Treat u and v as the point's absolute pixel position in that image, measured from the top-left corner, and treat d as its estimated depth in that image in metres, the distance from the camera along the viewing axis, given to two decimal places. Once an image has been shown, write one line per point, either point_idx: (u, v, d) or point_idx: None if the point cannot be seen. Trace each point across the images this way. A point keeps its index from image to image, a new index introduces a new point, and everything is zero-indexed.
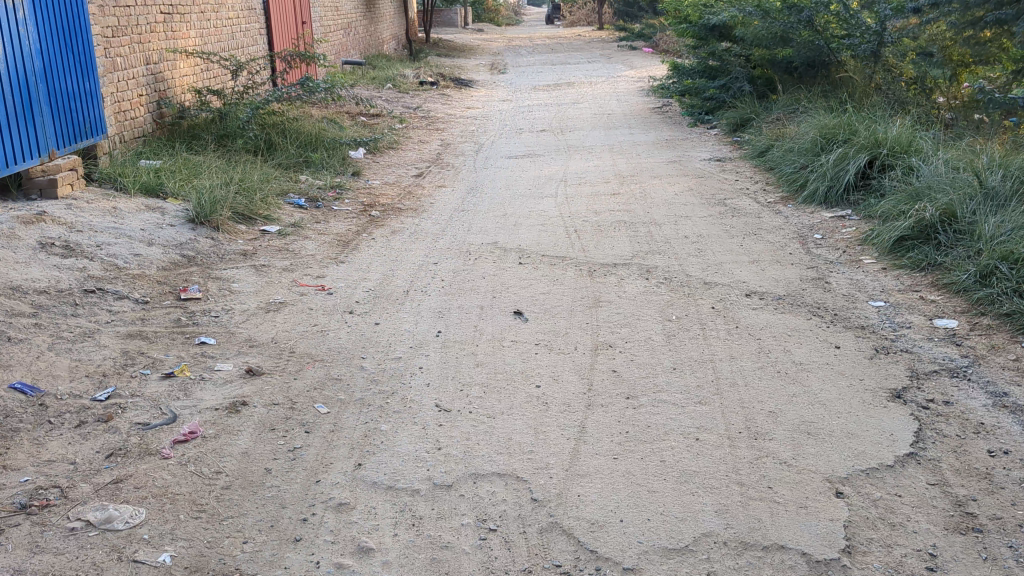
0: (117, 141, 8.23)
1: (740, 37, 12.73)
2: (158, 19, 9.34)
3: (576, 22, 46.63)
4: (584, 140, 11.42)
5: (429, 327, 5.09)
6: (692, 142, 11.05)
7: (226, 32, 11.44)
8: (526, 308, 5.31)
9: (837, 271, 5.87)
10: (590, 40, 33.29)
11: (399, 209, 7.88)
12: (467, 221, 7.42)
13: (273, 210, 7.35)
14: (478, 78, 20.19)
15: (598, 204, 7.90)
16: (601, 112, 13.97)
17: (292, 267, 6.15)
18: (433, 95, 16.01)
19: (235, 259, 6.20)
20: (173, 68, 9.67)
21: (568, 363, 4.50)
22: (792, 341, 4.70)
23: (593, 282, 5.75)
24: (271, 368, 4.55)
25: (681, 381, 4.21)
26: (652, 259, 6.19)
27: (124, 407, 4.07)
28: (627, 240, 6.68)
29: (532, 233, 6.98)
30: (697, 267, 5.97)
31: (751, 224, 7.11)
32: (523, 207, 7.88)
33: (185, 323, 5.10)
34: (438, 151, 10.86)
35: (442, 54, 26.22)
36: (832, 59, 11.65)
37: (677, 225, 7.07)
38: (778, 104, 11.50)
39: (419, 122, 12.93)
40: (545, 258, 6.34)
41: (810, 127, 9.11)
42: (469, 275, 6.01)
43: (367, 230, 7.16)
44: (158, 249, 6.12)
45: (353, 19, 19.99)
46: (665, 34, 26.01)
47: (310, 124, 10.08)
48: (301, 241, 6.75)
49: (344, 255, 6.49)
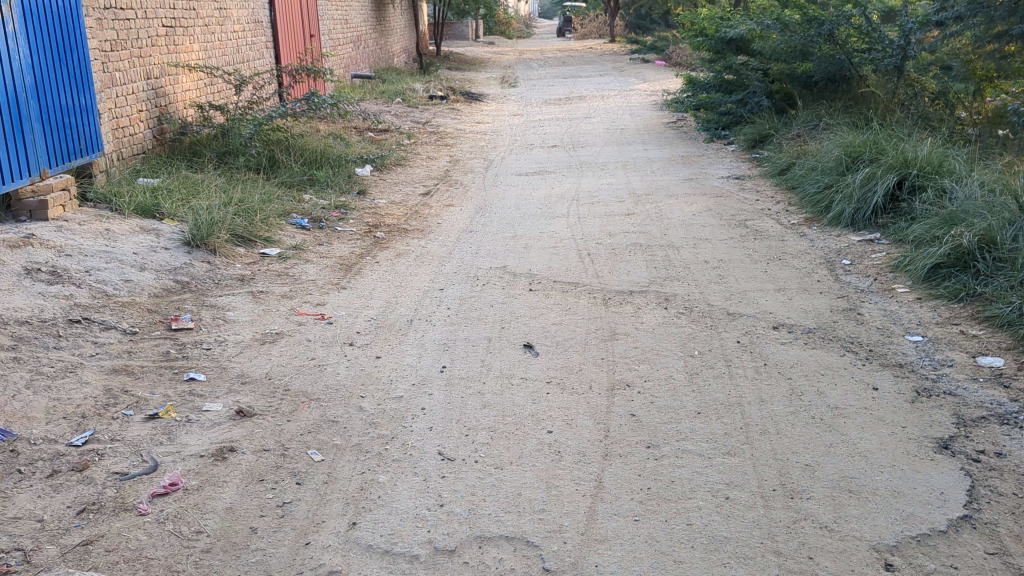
0: (115, 159, 7.95)
1: (757, 51, 12.41)
2: (159, 33, 9.08)
3: (587, 35, 46.41)
4: (598, 156, 11.10)
5: (434, 361, 4.77)
6: (708, 158, 10.72)
7: (231, 45, 11.19)
8: (536, 341, 4.98)
9: (868, 302, 5.53)
10: (601, 53, 33.00)
11: (405, 230, 7.57)
12: (475, 243, 7.11)
13: (274, 231, 7.05)
14: (489, 91, 19.92)
15: (612, 225, 7.57)
16: (614, 127, 13.66)
17: (292, 294, 5.84)
18: (442, 109, 15.74)
19: (231, 285, 5.89)
20: (175, 83, 9.41)
21: (582, 404, 4.16)
22: (824, 383, 4.36)
23: (609, 311, 5.42)
24: (263, 408, 4.22)
25: (706, 429, 3.88)
26: (671, 286, 5.86)
27: (102, 454, 3.75)
28: (643, 265, 6.35)
29: (543, 257, 6.65)
30: (719, 296, 5.63)
31: (774, 248, 6.77)
32: (533, 228, 7.56)
33: (175, 356, 4.78)
34: (447, 168, 10.56)
35: (453, 67, 26.01)
36: (853, 74, 11.32)
37: (696, 249, 6.74)
38: (797, 119, 11.17)
39: (428, 137, 12.65)
40: (556, 284, 6.01)
41: (833, 144, 8.77)
42: (477, 303, 5.69)
43: (372, 253, 6.86)
44: (150, 274, 5.82)
45: (363, 32, 19.77)
46: (677, 47, 25.73)
47: (316, 140, 9.80)
48: (302, 265, 6.44)
49: (346, 280, 6.17)
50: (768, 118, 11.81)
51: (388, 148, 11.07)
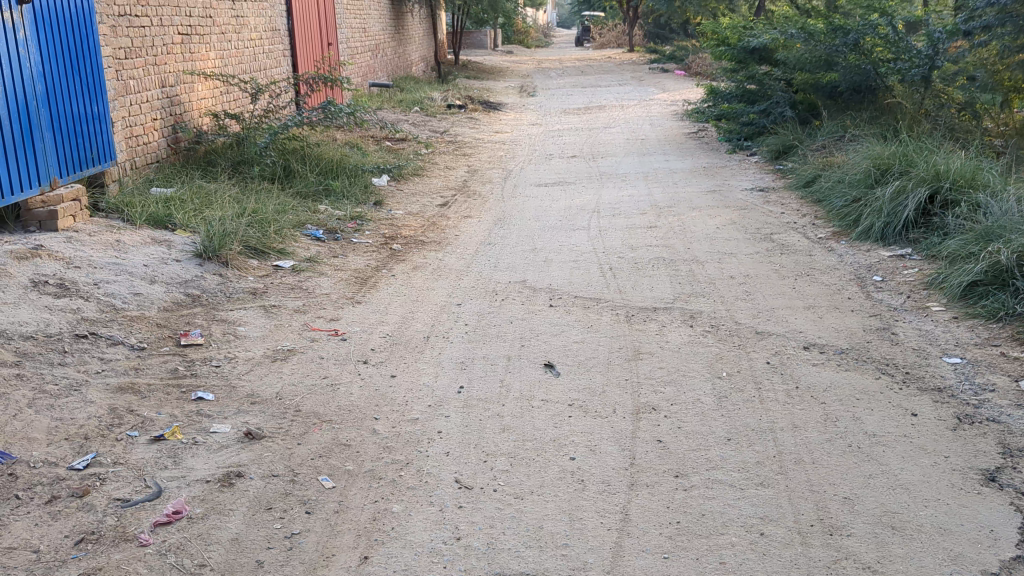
0: (129, 168, 7.83)
1: (781, 61, 12.20)
2: (175, 40, 8.97)
3: (605, 44, 46.20)
4: (618, 167, 10.91)
5: (450, 381, 4.59)
6: (731, 170, 10.52)
7: (248, 53, 11.08)
8: (557, 360, 4.80)
9: (903, 321, 5.32)
10: (619, 62, 32.85)
11: (421, 243, 7.41)
12: (493, 256, 6.94)
13: (288, 243, 6.90)
14: (508, 101, 19.78)
15: (634, 238, 7.38)
16: (634, 137, 13.47)
17: (305, 308, 5.68)
18: (460, 118, 15.60)
19: (244, 299, 5.74)
20: (191, 91, 9.30)
21: (605, 429, 3.97)
22: (860, 408, 4.16)
23: (632, 329, 5.23)
24: (273, 430, 4.05)
25: (738, 457, 3.68)
26: (696, 303, 5.66)
27: (104, 479, 3.58)
28: (667, 281, 6.16)
29: (564, 271, 6.47)
30: (746, 313, 5.43)
31: (802, 263, 6.56)
32: (553, 241, 7.38)
33: (183, 373, 4.63)
34: (465, 178, 10.41)
35: (470, 76, 25.92)
36: (879, 85, 11.10)
37: (721, 263, 6.54)
38: (822, 130, 10.95)
39: (446, 147, 12.50)
40: (577, 299, 5.83)
41: (861, 156, 8.55)
42: (495, 319, 5.51)
43: (388, 266, 6.70)
44: (160, 287, 5.67)
45: (381, 41, 19.69)
46: (698, 57, 25.54)
47: (333, 149, 9.66)
48: (316, 278, 6.29)
49: (361, 294, 6.01)
50: (792, 129, 11.60)
51: (405, 158, 10.94)
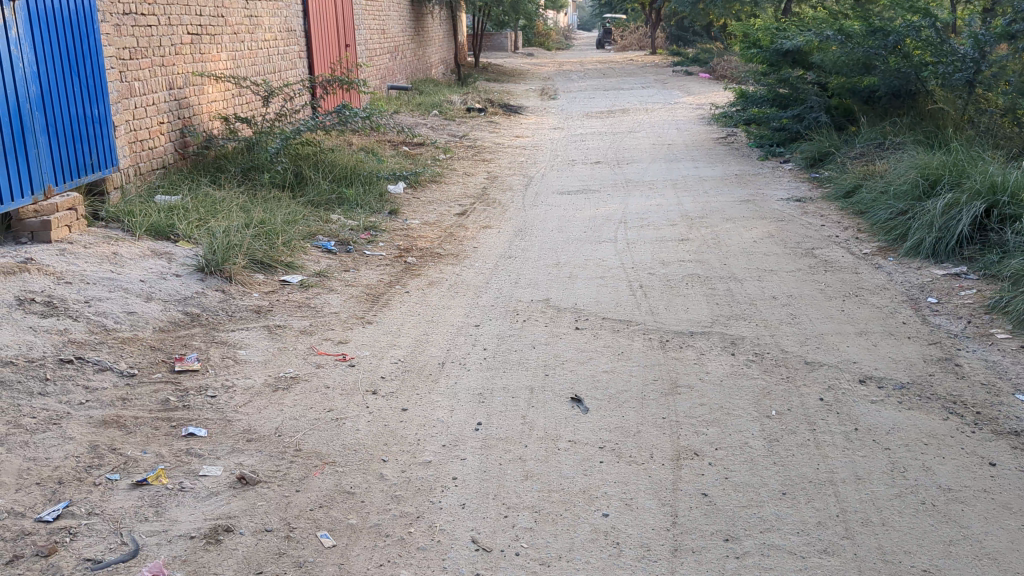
0: (132, 174, 7.44)
1: (816, 64, 11.69)
2: (184, 40, 8.59)
3: (626, 47, 45.65)
4: (644, 174, 10.44)
5: (468, 416, 4.14)
6: (764, 178, 10.02)
7: (262, 55, 10.69)
8: (586, 393, 4.35)
9: (966, 350, 4.85)
10: (641, 66, 32.35)
11: (438, 256, 6.98)
12: (514, 272, 6.49)
13: (297, 256, 6.48)
14: (529, 104, 19.31)
15: (665, 252, 6.92)
16: (660, 143, 12.99)
17: (312, 329, 5.25)
18: (480, 122, 15.17)
19: (246, 317, 5.33)
20: (200, 94, 8.91)
21: (642, 479, 3.53)
22: (928, 457, 3.69)
23: (667, 357, 4.78)
24: (269, 474, 3.63)
25: (795, 517, 3.23)
26: (735, 327, 5.20)
27: (75, 534, 3.16)
28: (702, 301, 5.70)
29: (590, 289, 6.02)
30: (792, 340, 4.97)
31: (848, 282, 6.08)
32: (578, 254, 6.93)
33: (174, 405, 4.21)
34: (485, 185, 9.97)
35: (491, 79, 25.51)
36: (919, 88, 10.57)
37: (761, 282, 6.07)
38: (860, 137, 10.45)
39: (465, 151, 12.09)
40: (605, 321, 5.37)
41: (907, 166, 8.06)
42: (517, 343, 5.06)
43: (402, 281, 6.27)
44: (157, 304, 5.25)
45: (400, 42, 19.30)
46: (722, 60, 24.98)
47: (347, 155, 9.26)
48: (325, 295, 5.86)
49: (372, 313, 5.58)
50: (827, 135, 11.09)
51: (423, 164, 10.52)
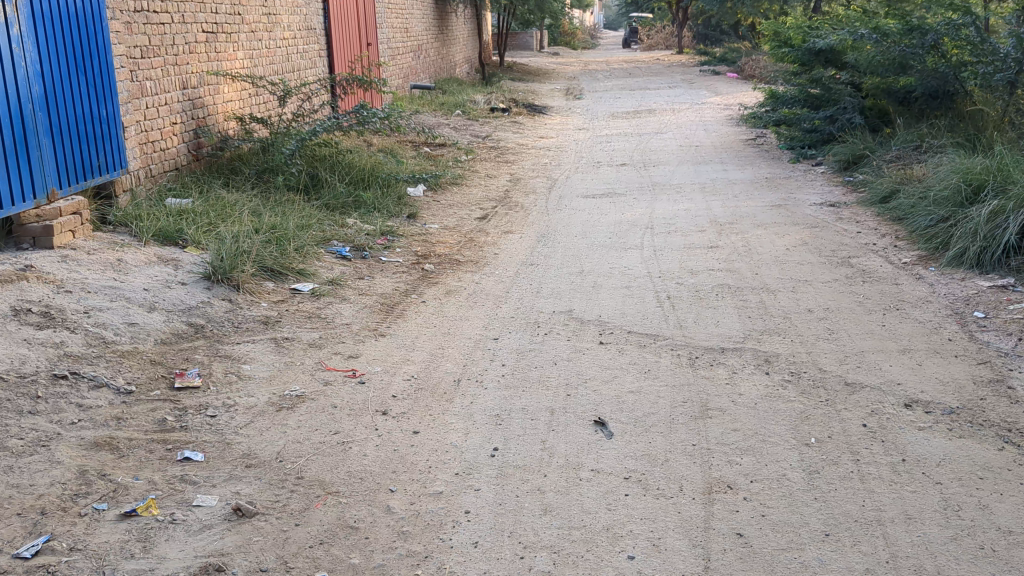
0: (143, 176, 7.23)
1: (850, 63, 11.31)
2: (199, 39, 8.37)
3: (653, 46, 45.24)
4: (671, 177, 10.12)
5: (483, 441, 3.87)
6: (796, 181, 9.68)
7: (280, 54, 10.47)
8: (610, 415, 4.06)
9: (1019, 370, 4.51)
10: (668, 65, 31.92)
11: (456, 262, 6.71)
12: (536, 280, 6.21)
13: (309, 263, 6.23)
14: (553, 104, 19.02)
15: (694, 261, 6.61)
16: (688, 144, 12.66)
17: (322, 341, 4.99)
18: (504, 122, 14.89)
19: (253, 329, 5.08)
20: (216, 93, 8.69)
21: (671, 516, 3.24)
22: (984, 493, 3.38)
23: (697, 375, 4.48)
24: (268, 505, 3.37)
25: (841, 563, 2.94)
26: (769, 343, 4.90)
27: (53, 573, 2.91)
28: (734, 314, 5.39)
29: (615, 300, 5.72)
30: (830, 359, 4.66)
31: (888, 294, 5.75)
32: (603, 262, 6.63)
33: (171, 427, 3.96)
34: (507, 187, 9.70)
35: (516, 79, 25.21)
36: (958, 89, 10.18)
37: (796, 293, 5.76)
38: (896, 139, 10.08)
39: (487, 153, 11.82)
40: (630, 336, 5.08)
41: (948, 170, 7.70)
42: (537, 359, 4.78)
43: (418, 290, 6.01)
44: (160, 315, 5.01)
45: (423, 41, 19.06)
46: (751, 59, 24.58)
47: (365, 157, 9.01)
48: (337, 304, 5.61)
49: (386, 324, 5.31)
50: (861, 137, 10.72)
51: (444, 166, 10.27)
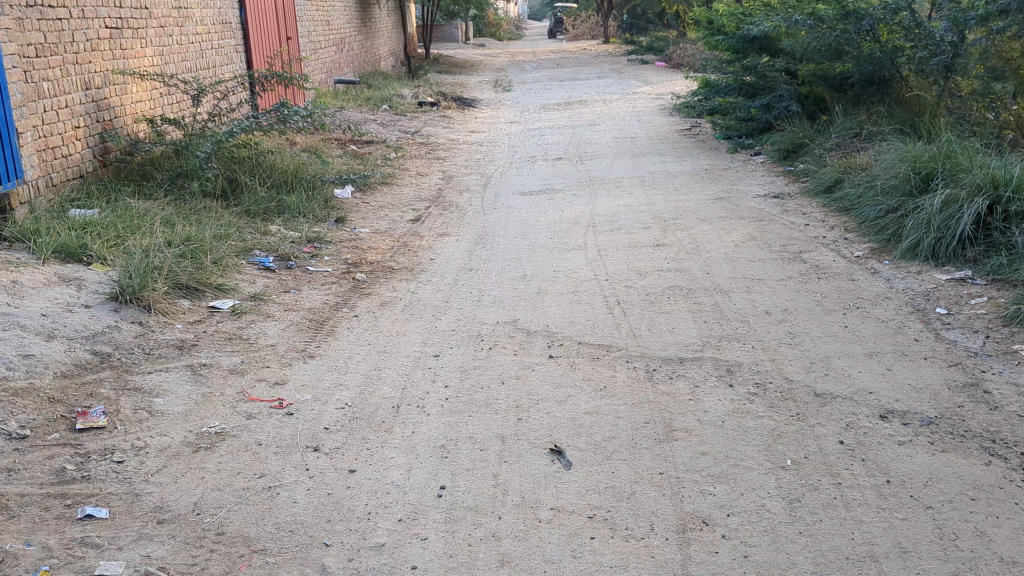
0: (43, 186, 6.64)
1: (785, 50, 11.12)
2: (101, 35, 7.76)
3: (579, 36, 45.08)
4: (609, 170, 9.81)
5: (429, 478, 3.47)
6: (737, 172, 9.45)
7: (193, 50, 9.87)
8: (567, 441, 3.69)
9: (993, 372, 4.27)
10: (596, 54, 31.76)
11: (389, 270, 6.27)
12: (476, 288, 5.81)
13: (229, 277, 5.73)
14: (483, 96, 18.61)
15: (641, 261, 6.28)
16: (623, 136, 12.38)
17: (244, 367, 4.52)
18: (432, 117, 14.43)
19: (167, 356, 4.58)
20: (123, 93, 8.08)
21: (644, 562, 2.89)
22: (980, 518, 3.09)
23: (657, 390, 4.14)
24: (184, 570, 2.92)
25: None
26: (730, 350, 4.58)
27: None
28: (689, 319, 5.07)
29: (562, 307, 5.36)
30: (796, 367, 4.36)
31: (846, 292, 5.50)
32: (546, 265, 6.26)
33: (71, 477, 3.46)
34: (440, 186, 9.28)
35: (443, 71, 24.69)
36: (893, 74, 10.07)
37: (750, 294, 5.46)
38: (834, 126, 9.92)
39: (417, 149, 11.36)
40: (582, 347, 4.72)
41: (894, 159, 7.51)
42: (483, 377, 4.39)
43: (349, 302, 5.56)
44: (60, 343, 4.48)
45: (346, 34, 18.45)
46: (679, 47, 24.49)
47: (288, 157, 8.50)
48: (261, 322, 5.14)
49: (315, 344, 4.86)
50: (799, 125, 10.55)
51: (373, 165, 9.80)
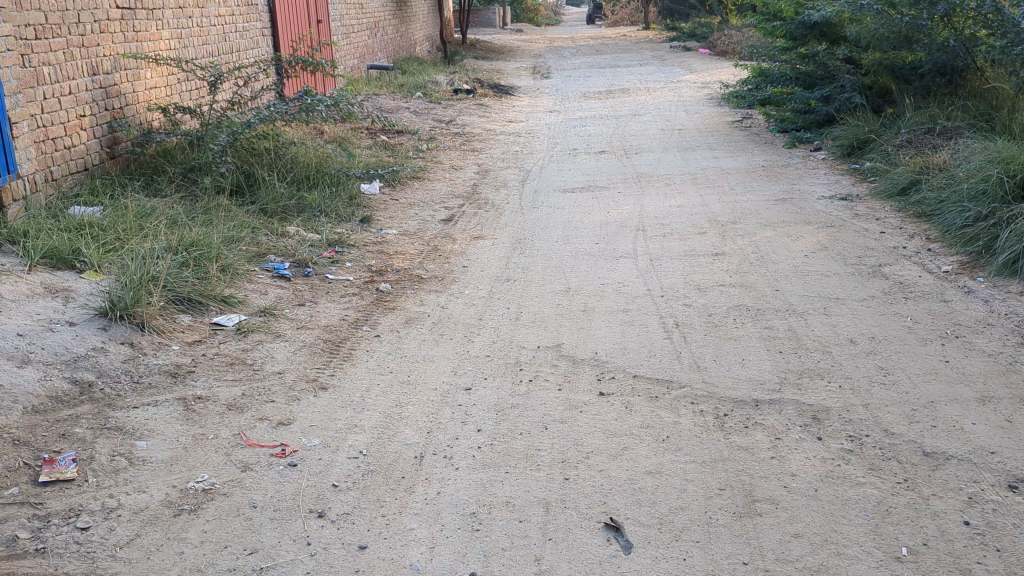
0: (41, 181, 6.06)
1: (849, 37, 10.29)
2: (112, 15, 7.16)
3: (620, 21, 44.19)
4: (658, 165, 9.09)
5: (456, 560, 2.82)
6: (797, 170, 8.69)
7: (214, 33, 9.27)
8: (626, 513, 3.02)
9: None
10: (637, 40, 30.90)
11: (418, 280, 5.63)
12: (513, 303, 5.14)
13: (238, 288, 5.12)
14: (522, 83, 17.89)
15: (699, 273, 5.59)
16: (670, 127, 11.63)
17: (245, 401, 3.90)
18: (468, 105, 13.76)
19: (158, 387, 3.96)
20: (136, 79, 7.49)
21: None
22: None
23: (732, 443, 3.46)
24: None
25: None
26: (815, 392, 3.87)
27: None
28: (761, 348, 4.37)
29: (612, 330, 4.68)
30: (895, 416, 3.65)
31: (940, 316, 4.77)
32: (592, 277, 5.58)
33: (23, 550, 2.85)
34: (475, 181, 8.61)
35: (480, 57, 24.01)
36: (968, 64, 9.21)
37: (829, 318, 4.75)
38: (904, 121, 9.11)
39: (451, 140, 10.71)
40: (638, 382, 4.05)
41: (980, 159, 6.72)
42: (523, 419, 3.73)
43: (371, 319, 4.93)
44: (34, 369, 3.88)
45: (381, 18, 17.84)
46: (723, 34, 23.58)
47: (312, 149, 7.88)
48: (269, 343, 4.51)
49: (329, 372, 4.22)
50: (863, 118, 9.74)
51: (403, 157, 9.16)
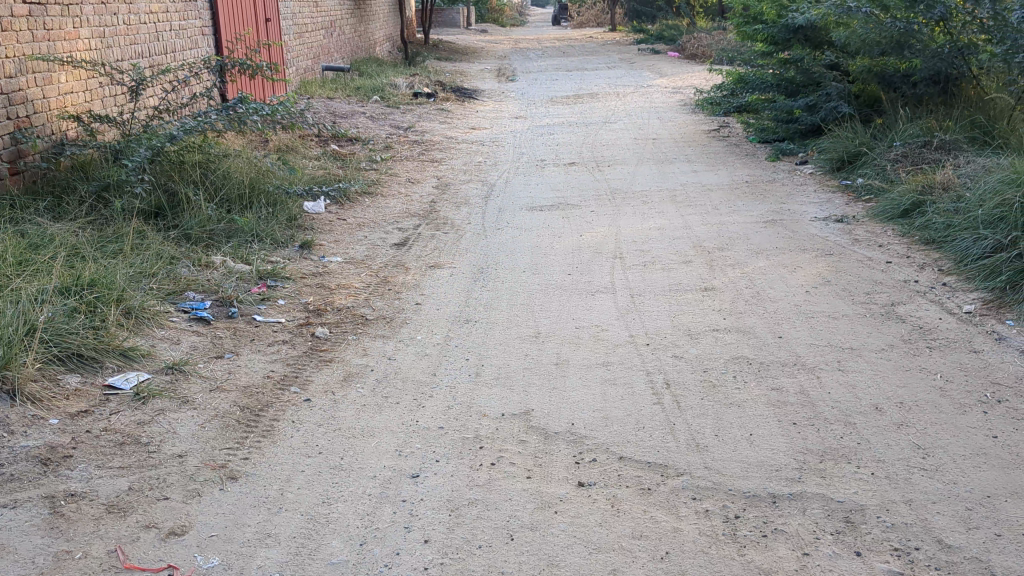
0: None
1: (834, 42, 9.62)
2: (17, 11, 6.25)
3: (585, 23, 43.51)
4: (632, 180, 8.36)
5: None
6: (783, 186, 8.00)
7: (145, 32, 8.39)
8: None
9: None
10: (604, 42, 30.23)
11: (362, 321, 4.83)
12: (473, 354, 4.36)
13: (144, 338, 4.28)
14: (487, 87, 17.10)
15: (687, 313, 4.85)
16: (643, 136, 10.93)
17: (130, 499, 3.07)
18: (429, 110, 12.95)
19: (21, 480, 3.12)
20: (47, 83, 6.61)
21: None
22: None
23: (751, 565, 2.70)
24: None
25: None
26: (844, 484, 3.13)
27: None
28: (771, 418, 3.63)
29: (591, 391, 3.92)
30: (950, 520, 2.91)
31: (975, 372, 4.06)
32: (564, 318, 4.82)
33: None
34: (433, 197, 7.83)
35: (441, 58, 23.14)
36: (963, 72, 8.57)
37: (846, 375, 4.02)
38: (896, 132, 8.46)
39: (409, 149, 9.91)
40: (626, 467, 3.29)
41: (993, 180, 6.05)
42: (484, 523, 2.96)
43: (303, 376, 4.12)
44: None
45: (338, 17, 16.96)
46: (692, 37, 22.97)
47: (250, 162, 7.05)
48: (172, 413, 3.68)
49: (242, 454, 3.40)
50: (852, 129, 9.08)
51: (354, 169, 8.34)
